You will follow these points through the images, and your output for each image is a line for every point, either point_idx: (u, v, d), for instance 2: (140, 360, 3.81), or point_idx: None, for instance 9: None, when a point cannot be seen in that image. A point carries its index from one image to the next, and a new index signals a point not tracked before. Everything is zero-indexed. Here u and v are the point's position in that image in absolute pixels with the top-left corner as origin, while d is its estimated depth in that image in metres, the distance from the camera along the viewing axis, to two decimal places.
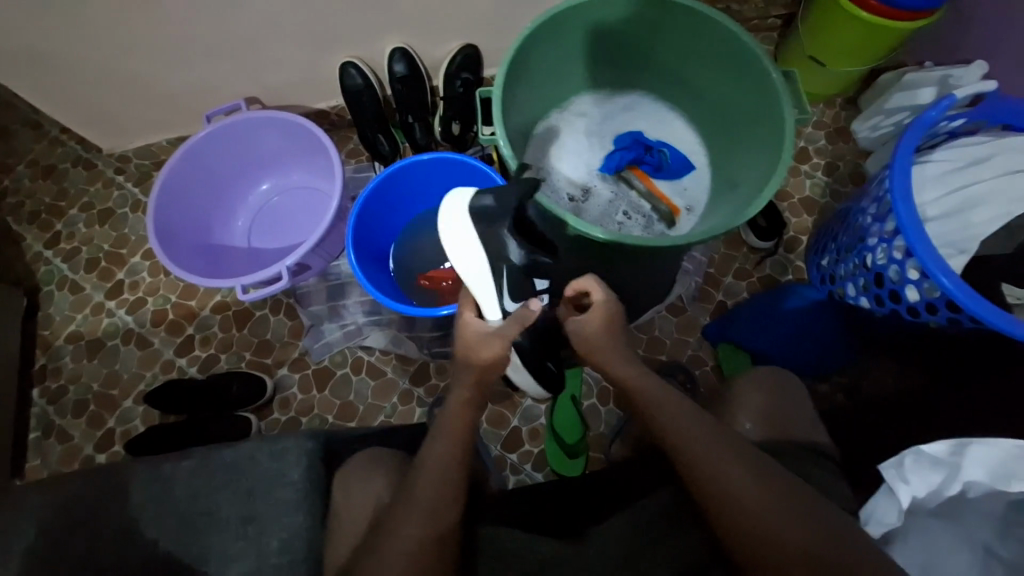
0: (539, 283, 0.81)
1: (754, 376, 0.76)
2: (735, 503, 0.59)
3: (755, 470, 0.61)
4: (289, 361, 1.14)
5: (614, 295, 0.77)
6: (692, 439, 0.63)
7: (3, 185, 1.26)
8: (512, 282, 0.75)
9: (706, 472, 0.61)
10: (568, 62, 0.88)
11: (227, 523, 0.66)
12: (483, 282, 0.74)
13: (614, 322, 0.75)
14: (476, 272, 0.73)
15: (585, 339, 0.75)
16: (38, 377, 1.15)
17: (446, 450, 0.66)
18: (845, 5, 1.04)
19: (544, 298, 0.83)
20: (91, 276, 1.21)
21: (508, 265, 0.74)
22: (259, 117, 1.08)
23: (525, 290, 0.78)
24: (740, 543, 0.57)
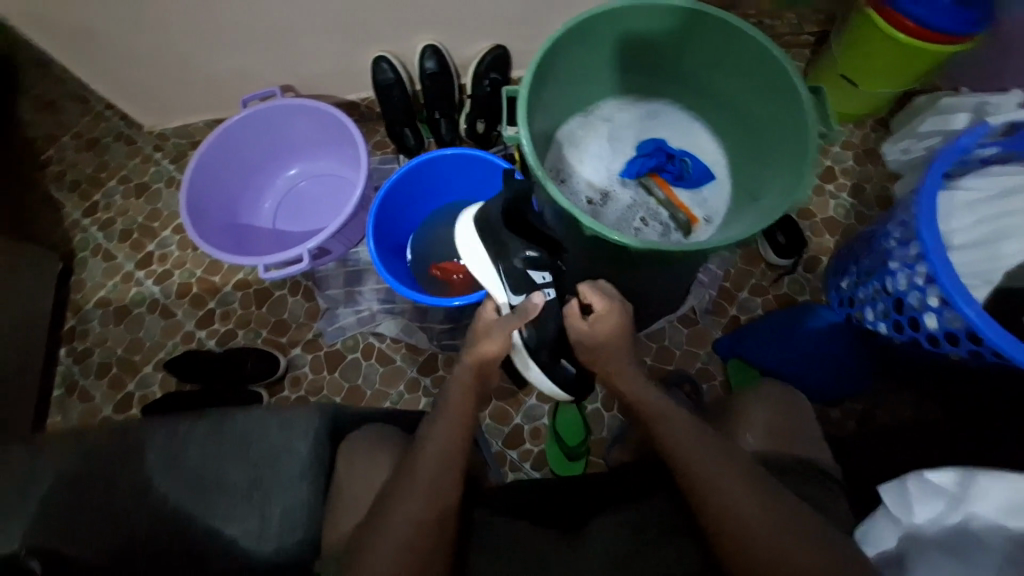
0: (539, 275, 0.80)
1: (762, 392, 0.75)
2: (733, 514, 0.59)
3: (754, 483, 0.61)
4: (303, 341, 1.17)
5: (618, 300, 0.72)
6: (690, 446, 0.64)
7: (48, 155, 1.32)
8: (507, 274, 0.81)
9: (705, 482, 0.61)
10: (596, 67, 0.89)
11: (233, 489, 0.68)
12: (484, 272, 0.83)
13: (622, 329, 0.72)
14: (476, 263, 0.84)
15: (590, 347, 0.73)
16: (66, 337, 1.21)
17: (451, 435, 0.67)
18: (880, 24, 1.03)
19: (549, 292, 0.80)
20: (124, 246, 1.26)
21: (501, 256, 0.81)
22: (293, 104, 1.11)
23: (523, 284, 0.80)
24: (732, 554, 0.57)
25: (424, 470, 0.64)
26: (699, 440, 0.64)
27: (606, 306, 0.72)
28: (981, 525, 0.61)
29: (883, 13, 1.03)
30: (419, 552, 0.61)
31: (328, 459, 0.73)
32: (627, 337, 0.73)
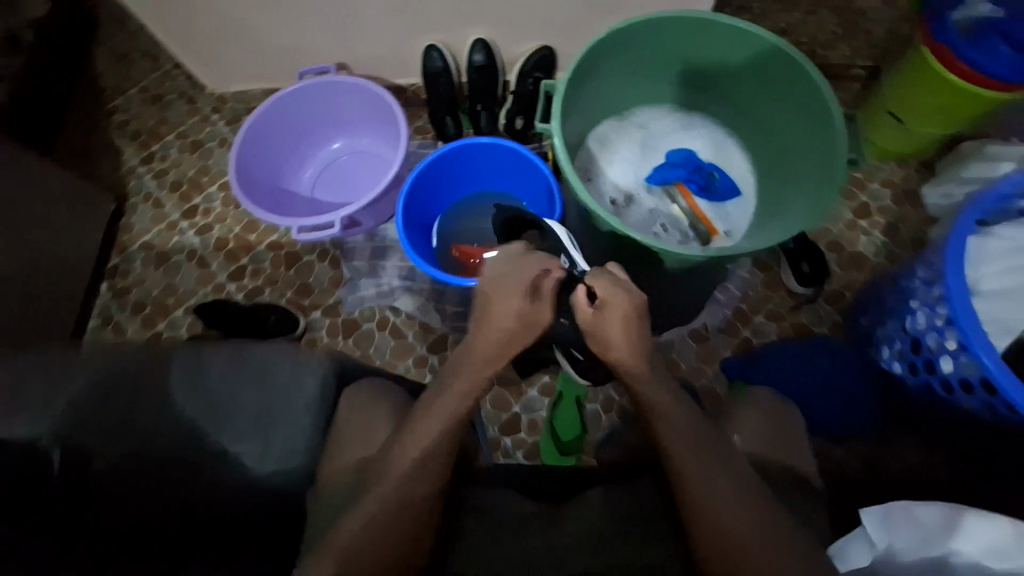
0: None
1: (756, 396, 0.74)
2: (717, 513, 0.59)
3: (739, 487, 0.61)
4: (323, 306, 1.22)
5: (627, 287, 0.69)
6: (682, 441, 0.64)
7: (117, 104, 1.42)
8: None
9: (690, 481, 0.61)
10: (636, 74, 0.92)
11: (242, 411, 0.69)
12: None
13: (630, 320, 0.68)
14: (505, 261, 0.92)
15: (599, 337, 0.70)
16: (109, 274, 1.29)
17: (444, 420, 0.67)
18: (931, 62, 1.03)
19: None
20: (172, 197, 1.34)
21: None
22: (344, 81, 1.17)
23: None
24: (712, 549, 0.57)
25: (419, 426, 0.66)
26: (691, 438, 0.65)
27: (615, 293, 0.68)
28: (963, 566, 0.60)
29: (939, 51, 1.01)
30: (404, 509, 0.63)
31: (333, 398, 0.74)
32: (640, 328, 0.69)
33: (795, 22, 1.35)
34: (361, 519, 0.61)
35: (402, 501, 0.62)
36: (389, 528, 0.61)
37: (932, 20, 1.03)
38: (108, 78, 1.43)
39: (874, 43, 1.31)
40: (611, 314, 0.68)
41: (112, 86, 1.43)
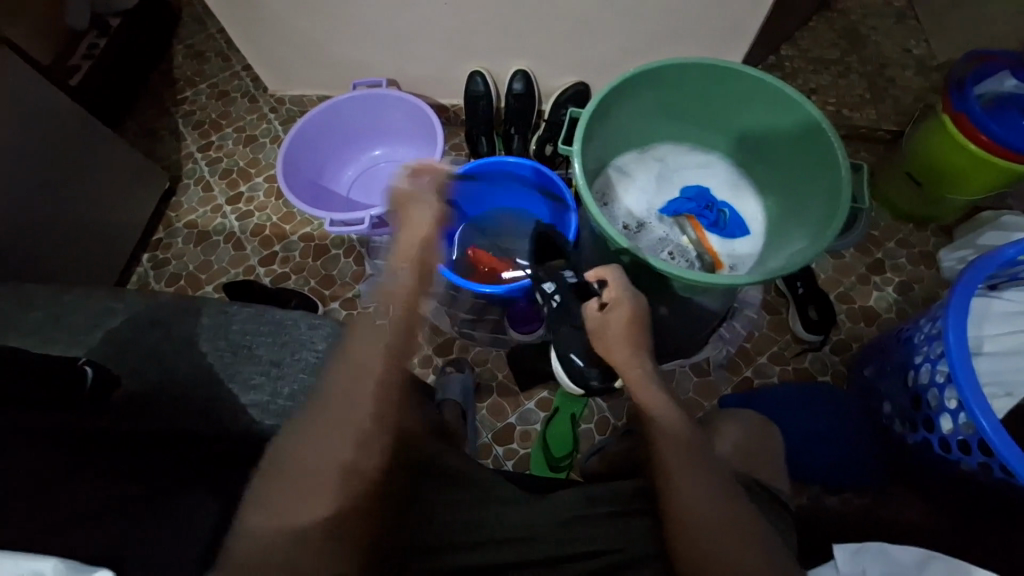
0: (547, 285, 0.92)
1: (737, 412, 0.79)
2: (695, 515, 0.60)
3: (726, 503, 0.61)
4: (343, 298, 1.29)
5: (632, 289, 0.77)
6: (677, 445, 0.65)
7: (186, 95, 1.56)
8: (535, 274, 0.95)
9: (677, 492, 0.62)
10: (659, 111, 0.98)
11: (258, 361, 0.74)
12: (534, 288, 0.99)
13: (633, 321, 0.75)
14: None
15: (598, 332, 0.77)
16: (153, 246, 1.39)
17: (382, 342, 0.64)
18: (954, 133, 1.05)
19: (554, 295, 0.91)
20: (221, 183, 1.45)
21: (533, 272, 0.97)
22: (392, 95, 1.27)
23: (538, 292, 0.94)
24: (694, 553, 0.59)
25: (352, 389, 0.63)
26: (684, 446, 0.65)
27: (623, 292, 0.77)
28: None
29: (958, 120, 1.04)
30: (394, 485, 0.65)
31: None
32: (639, 327, 0.76)
33: (825, 83, 1.40)
34: None
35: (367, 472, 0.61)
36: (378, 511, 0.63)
37: (954, 90, 1.06)
38: (184, 73, 1.59)
39: (901, 109, 1.35)
40: (615, 311, 0.76)
41: (186, 79, 1.58)
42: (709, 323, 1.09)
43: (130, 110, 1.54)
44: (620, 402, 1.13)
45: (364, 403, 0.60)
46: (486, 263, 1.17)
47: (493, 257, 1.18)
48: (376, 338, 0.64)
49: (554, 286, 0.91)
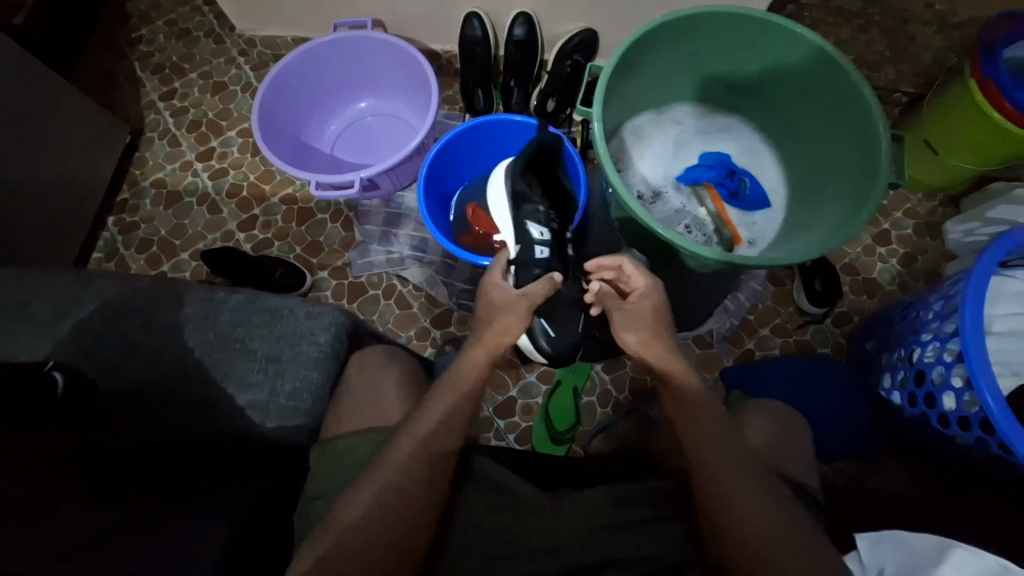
0: (537, 231, 0.82)
1: (763, 403, 0.78)
2: (739, 526, 0.59)
3: (764, 502, 0.61)
4: (331, 266, 1.21)
5: (654, 281, 0.73)
6: (706, 436, 0.65)
7: (142, 35, 1.38)
8: (517, 219, 0.84)
9: (716, 498, 0.61)
10: (680, 67, 0.90)
11: (253, 355, 0.70)
12: (505, 223, 0.87)
13: (655, 314, 0.71)
14: (500, 218, 0.88)
15: (619, 324, 0.72)
16: (118, 208, 1.27)
17: (475, 373, 0.70)
18: (977, 100, 0.98)
19: (538, 247, 0.82)
20: (190, 136, 1.31)
21: (516, 206, 0.85)
22: (379, 39, 1.14)
23: (522, 234, 0.83)
24: (735, 547, 0.58)
25: (422, 420, 0.66)
26: (722, 444, 0.64)
27: (648, 284, 0.72)
28: None
29: (984, 87, 0.97)
30: (402, 484, 0.62)
31: (342, 357, 0.75)
32: (665, 320, 0.72)
33: (843, 38, 1.31)
34: (362, 502, 0.61)
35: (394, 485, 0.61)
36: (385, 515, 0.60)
37: (984, 52, 0.98)
38: (138, 7, 1.40)
39: (920, 70, 1.28)
40: (640, 301, 0.72)
41: (140, 15, 1.40)
42: (716, 296, 1.06)
43: (80, 50, 1.37)
44: (623, 374, 1.11)
45: (447, 404, 0.67)
46: (482, 224, 1.09)
47: (490, 220, 1.09)
48: (472, 363, 0.71)
49: (546, 238, 0.83)
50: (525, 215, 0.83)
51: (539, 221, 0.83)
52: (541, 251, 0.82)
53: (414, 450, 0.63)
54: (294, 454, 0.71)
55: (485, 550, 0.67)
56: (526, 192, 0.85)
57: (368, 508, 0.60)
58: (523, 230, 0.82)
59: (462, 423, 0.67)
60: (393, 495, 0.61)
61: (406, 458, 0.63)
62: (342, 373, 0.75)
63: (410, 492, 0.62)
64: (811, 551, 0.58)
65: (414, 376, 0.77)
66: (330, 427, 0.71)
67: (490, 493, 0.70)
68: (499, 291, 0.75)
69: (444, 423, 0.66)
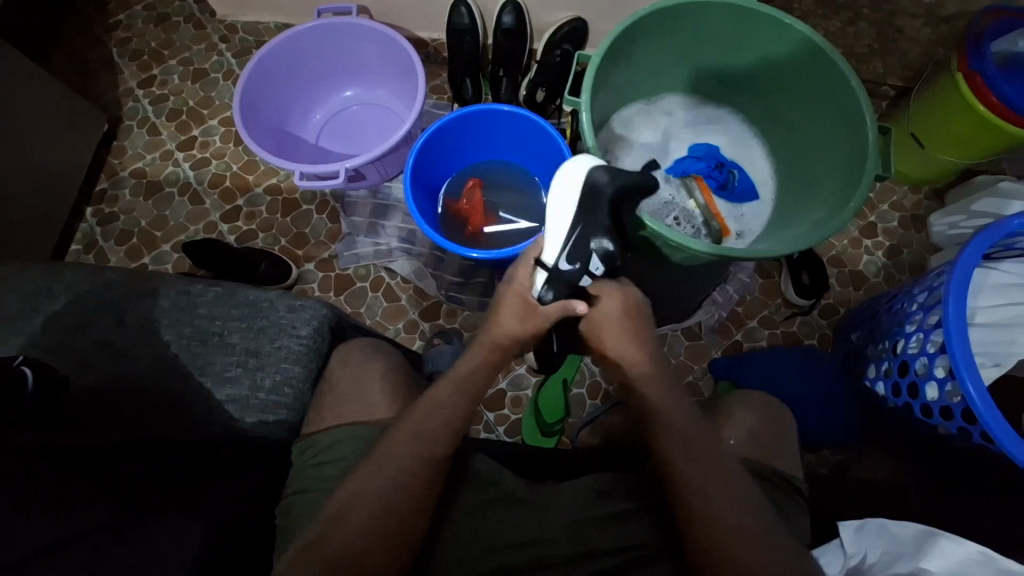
0: (595, 263, 0.71)
1: (748, 396, 0.79)
2: (715, 525, 0.59)
3: (742, 496, 0.61)
4: (318, 258, 1.19)
5: (617, 289, 0.73)
6: (682, 435, 0.65)
7: (120, 20, 1.34)
8: (578, 237, 0.71)
9: (693, 492, 0.61)
10: (671, 57, 0.89)
11: (232, 349, 0.70)
12: (561, 221, 0.72)
13: (619, 318, 0.72)
14: (558, 211, 0.72)
15: (595, 333, 0.74)
16: (97, 198, 1.23)
17: (478, 367, 0.70)
18: (966, 93, 0.98)
19: (586, 279, 0.73)
20: (170, 125, 1.28)
21: (585, 219, 0.70)
22: (365, 26, 1.10)
23: (580, 257, 0.71)
24: (711, 540, 0.58)
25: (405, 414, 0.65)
26: (697, 440, 0.64)
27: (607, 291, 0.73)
28: None
29: (970, 79, 0.97)
30: (383, 480, 0.61)
31: (325, 352, 0.75)
32: (631, 325, 0.72)
33: (833, 29, 1.30)
34: (345, 498, 0.60)
35: (375, 479, 0.60)
36: (367, 510, 0.59)
37: (971, 45, 0.98)
38: None
39: (909, 63, 1.28)
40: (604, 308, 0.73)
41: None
42: (704, 289, 1.05)
43: (55, 35, 1.32)
44: None
45: (439, 395, 0.66)
46: (471, 203, 1.09)
47: (474, 194, 1.09)
48: (471, 361, 0.70)
49: (598, 273, 0.73)
50: (591, 238, 0.70)
51: (603, 254, 0.71)
52: (588, 283, 0.73)
53: (399, 444, 0.62)
54: (277, 448, 0.70)
55: (470, 542, 0.66)
56: (601, 212, 0.69)
57: (349, 503, 0.59)
58: (583, 257, 0.71)
59: (450, 416, 0.65)
60: (375, 490, 0.60)
61: (388, 452, 0.62)
62: (325, 368, 0.75)
63: (393, 490, 0.60)
64: (794, 548, 0.59)
65: (399, 370, 0.75)
66: (313, 422, 0.71)
67: (475, 487, 0.69)
68: (517, 296, 0.73)
69: (430, 417, 0.64)
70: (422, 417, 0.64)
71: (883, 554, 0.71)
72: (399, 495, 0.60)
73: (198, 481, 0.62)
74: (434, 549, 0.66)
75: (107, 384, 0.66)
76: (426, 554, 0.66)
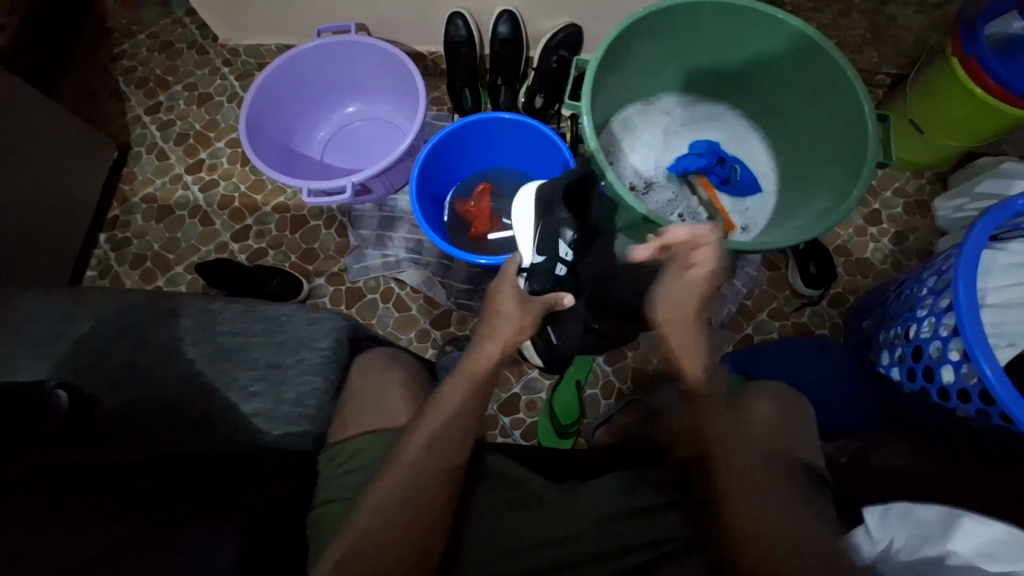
0: (564, 250, 0.88)
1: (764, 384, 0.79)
2: (754, 525, 0.59)
3: (778, 496, 0.62)
4: (328, 273, 1.20)
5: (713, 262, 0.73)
6: (719, 433, 0.66)
7: (125, 49, 1.37)
8: (544, 233, 0.88)
9: (731, 492, 0.62)
10: (667, 57, 0.90)
11: (254, 364, 0.71)
12: (528, 231, 0.90)
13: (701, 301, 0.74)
14: (524, 222, 0.91)
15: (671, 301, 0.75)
16: (110, 224, 1.26)
17: (487, 365, 0.70)
18: (961, 78, 0.99)
19: (561, 267, 0.88)
20: (177, 149, 1.30)
21: (547, 220, 0.88)
22: (365, 43, 1.13)
23: (550, 249, 0.88)
24: (750, 538, 0.58)
25: (423, 420, 0.65)
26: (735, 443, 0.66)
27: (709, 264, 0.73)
28: (957, 561, 0.66)
29: (965, 64, 0.98)
30: (407, 486, 0.61)
31: (345, 362, 0.76)
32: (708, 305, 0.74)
33: (826, 21, 1.31)
34: (370, 506, 0.61)
35: (399, 486, 0.61)
36: (393, 517, 0.60)
37: (964, 30, 0.98)
38: (118, 21, 1.39)
39: (903, 50, 1.29)
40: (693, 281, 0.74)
41: (122, 29, 1.39)
42: None
43: (63, 67, 1.35)
44: (625, 365, 1.11)
45: (457, 401, 0.67)
46: (479, 207, 1.10)
47: (482, 200, 1.10)
48: (485, 358, 0.71)
49: (569, 259, 0.89)
50: (556, 233, 0.88)
51: (568, 242, 0.89)
52: (564, 269, 0.89)
53: (422, 449, 0.63)
54: (299, 460, 0.70)
55: (495, 546, 0.67)
56: (558, 211, 0.88)
57: (374, 511, 0.60)
58: (551, 245, 0.88)
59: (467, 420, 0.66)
60: (399, 497, 0.61)
61: (410, 459, 0.63)
62: (345, 379, 0.75)
63: (417, 496, 0.61)
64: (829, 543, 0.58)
65: (417, 378, 0.76)
66: (338, 430, 0.71)
67: (496, 490, 0.70)
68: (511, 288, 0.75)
69: (448, 422, 0.65)
70: (441, 423, 0.65)
71: (911, 539, 0.70)
72: (424, 500, 0.61)
73: (227, 494, 0.63)
74: (459, 554, 0.67)
75: (133, 405, 0.67)
76: (452, 559, 0.67)
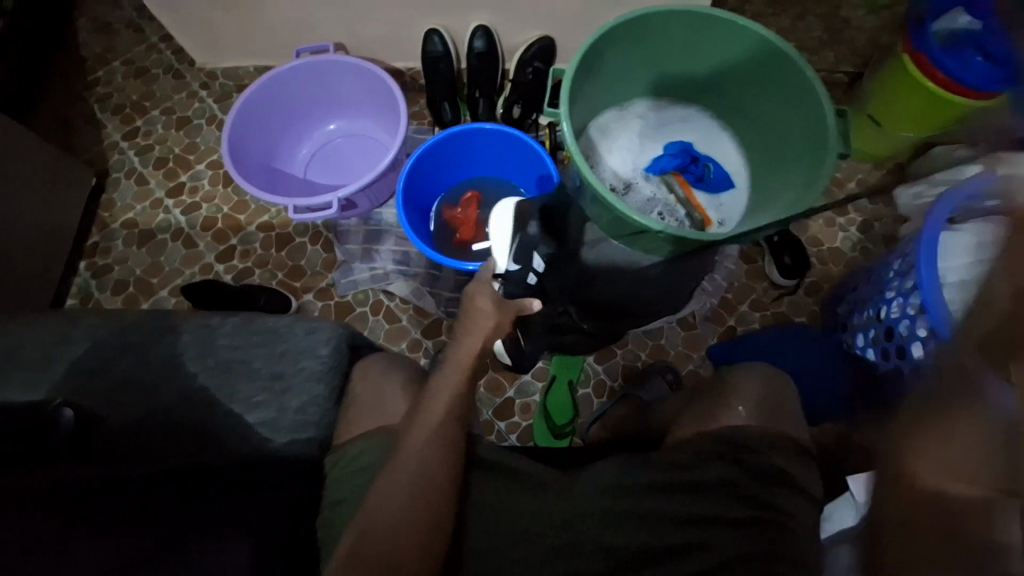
0: (536, 261, 0.89)
1: (750, 368, 0.82)
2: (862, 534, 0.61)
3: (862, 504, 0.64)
4: (316, 288, 1.21)
5: None
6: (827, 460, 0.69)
7: (99, 76, 1.37)
8: (518, 243, 0.89)
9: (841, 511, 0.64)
10: (638, 65, 0.95)
11: (256, 375, 0.72)
12: (501, 240, 0.90)
13: None
14: (500, 231, 0.91)
15: None
16: (89, 252, 1.24)
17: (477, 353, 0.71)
18: (914, 74, 1.06)
19: (532, 277, 0.89)
20: (157, 173, 1.30)
21: (522, 232, 0.90)
22: (344, 62, 1.15)
23: (525, 258, 0.88)
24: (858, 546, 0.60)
25: (420, 422, 0.66)
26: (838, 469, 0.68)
27: None
28: None
29: (917, 59, 1.05)
30: (410, 486, 0.62)
31: (345, 369, 0.76)
32: None
33: (784, 26, 1.39)
34: (373, 509, 0.61)
35: (401, 487, 0.62)
36: (397, 518, 0.60)
37: (913, 27, 1.06)
38: (92, 50, 1.39)
39: (857, 50, 1.36)
40: None
41: (95, 57, 1.38)
42: None
43: (35, 97, 1.34)
44: (615, 363, 1.14)
45: (452, 394, 0.69)
46: (466, 215, 1.12)
47: (468, 208, 1.12)
48: (474, 344, 0.72)
49: (540, 270, 0.90)
50: (530, 245, 0.89)
51: (542, 255, 0.90)
52: (535, 281, 0.89)
53: (422, 451, 0.64)
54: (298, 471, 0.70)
55: (499, 543, 0.68)
56: (530, 223, 0.91)
57: (378, 513, 0.61)
58: (526, 257, 0.88)
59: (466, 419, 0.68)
60: (403, 498, 0.62)
61: (412, 459, 0.64)
62: (345, 386, 0.76)
63: (420, 495, 0.62)
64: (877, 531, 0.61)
65: (415, 383, 0.77)
66: (340, 435, 0.73)
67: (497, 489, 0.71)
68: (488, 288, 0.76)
69: (445, 423, 0.66)
70: (440, 425, 0.66)
71: None
72: (428, 500, 0.62)
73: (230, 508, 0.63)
74: (464, 553, 0.68)
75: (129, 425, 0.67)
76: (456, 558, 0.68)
